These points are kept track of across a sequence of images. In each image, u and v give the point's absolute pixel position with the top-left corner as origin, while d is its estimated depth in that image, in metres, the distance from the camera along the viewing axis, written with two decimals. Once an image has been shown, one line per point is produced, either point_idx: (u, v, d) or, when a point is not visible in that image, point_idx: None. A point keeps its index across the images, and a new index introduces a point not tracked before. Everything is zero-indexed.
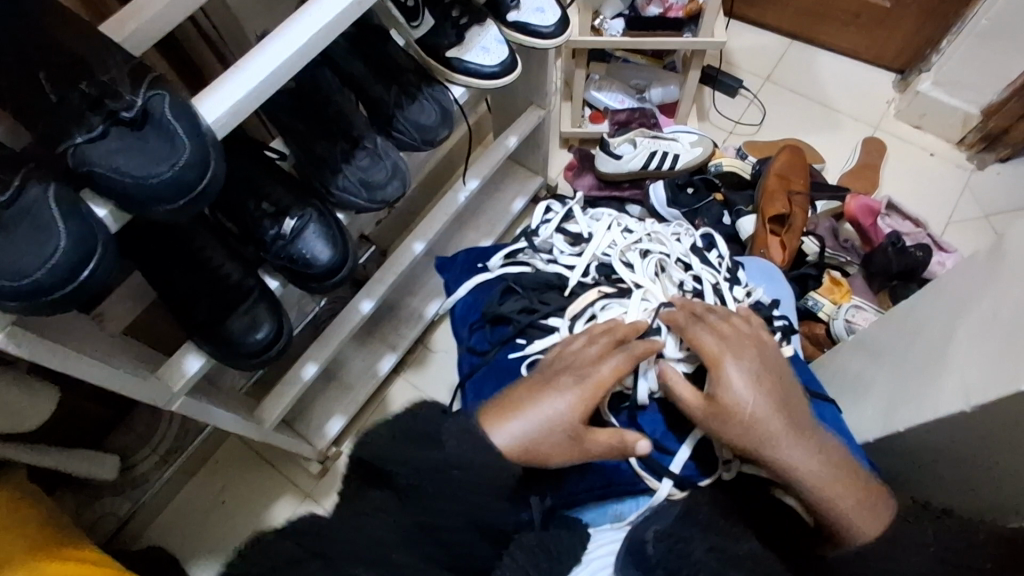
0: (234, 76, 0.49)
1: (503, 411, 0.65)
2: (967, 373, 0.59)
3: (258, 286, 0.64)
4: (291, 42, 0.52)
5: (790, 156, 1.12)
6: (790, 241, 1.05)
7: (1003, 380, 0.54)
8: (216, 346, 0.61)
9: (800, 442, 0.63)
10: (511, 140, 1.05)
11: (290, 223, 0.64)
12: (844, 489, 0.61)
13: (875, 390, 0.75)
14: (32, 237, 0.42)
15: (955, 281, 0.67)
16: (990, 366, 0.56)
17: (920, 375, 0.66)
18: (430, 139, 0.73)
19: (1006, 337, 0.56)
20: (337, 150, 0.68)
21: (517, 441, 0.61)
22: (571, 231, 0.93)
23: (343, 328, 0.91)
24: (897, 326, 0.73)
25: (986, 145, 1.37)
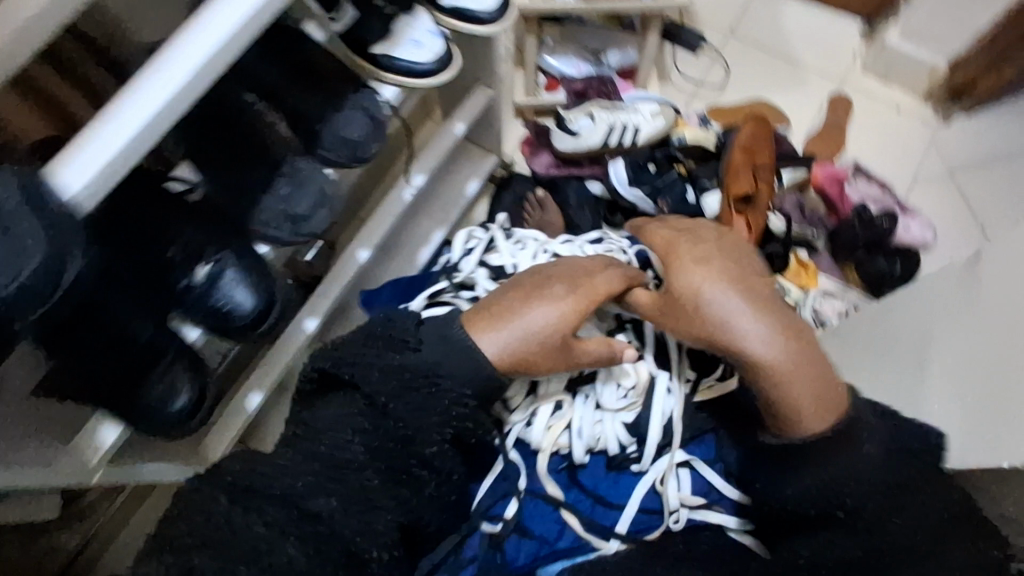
0: (97, 134, 0.42)
1: (487, 319, 0.60)
2: (952, 416, 0.66)
3: (175, 344, 0.57)
4: (166, 85, 0.44)
5: (755, 125, 1.06)
6: (755, 219, 1.01)
7: None
8: (133, 417, 0.56)
9: (759, 321, 0.63)
10: (458, 127, 0.97)
11: (203, 270, 0.56)
12: (804, 376, 0.61)
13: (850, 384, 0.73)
14: None
15: None
16: None
17: None
18: (361, 155, 0.64)
19: None
20: (254, 178, 0.60)
21: (493, 344, 0.60)
22: (495, 264, 0.73)
23: (286, 351, 0.84)
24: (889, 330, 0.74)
25: (951, 98, 1.33)
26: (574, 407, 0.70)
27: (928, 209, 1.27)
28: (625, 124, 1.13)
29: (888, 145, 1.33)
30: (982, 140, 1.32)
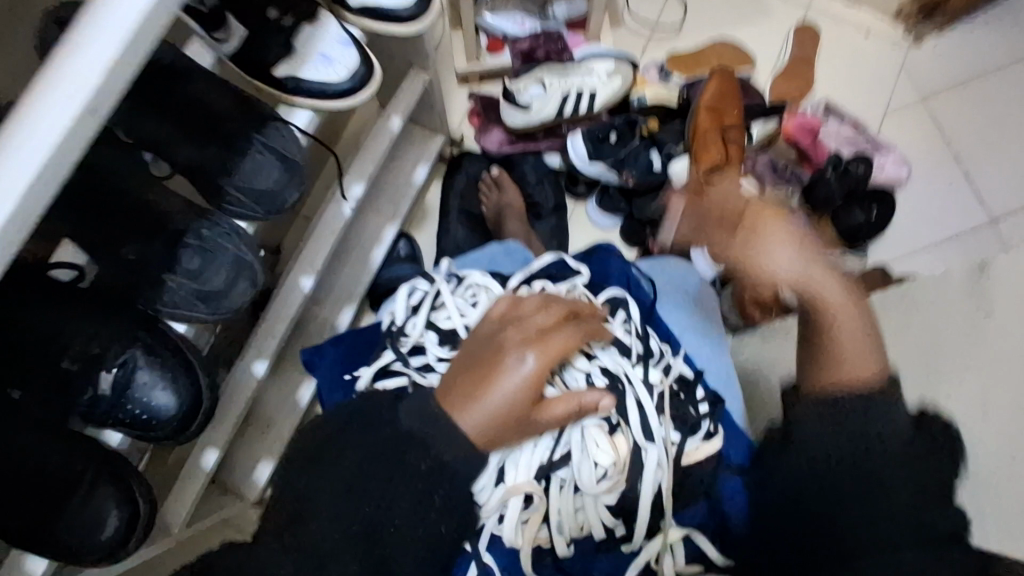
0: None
1: (463, 379, 0.55)
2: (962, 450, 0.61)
3: (95, 463, 0.50)
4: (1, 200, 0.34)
5: (722, 82, 0.98)
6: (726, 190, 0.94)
7: None
8: (58, 551, 0.50)
9: (805, 261, 0.65)
10: (395, 121, 0.86)
11: (106, 379, 0.49)
12: (855, 324, 0.62)
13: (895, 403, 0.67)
14: None
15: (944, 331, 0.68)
16: None
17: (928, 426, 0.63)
18: (278, 205, 0.55)
19: None
20: (153, 255, 0.51)
21: (474, 421, 0.53)
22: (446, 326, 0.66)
23: (236, 401, 0.77)
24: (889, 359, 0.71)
25: (923, 18, 1.23)
26: (551, 496, 0.61)
27: (903, 143, 1.21)
28: (579, 90, 1.02)
29: (859, 75, 1.24)
30: (956, 61, 1.24)
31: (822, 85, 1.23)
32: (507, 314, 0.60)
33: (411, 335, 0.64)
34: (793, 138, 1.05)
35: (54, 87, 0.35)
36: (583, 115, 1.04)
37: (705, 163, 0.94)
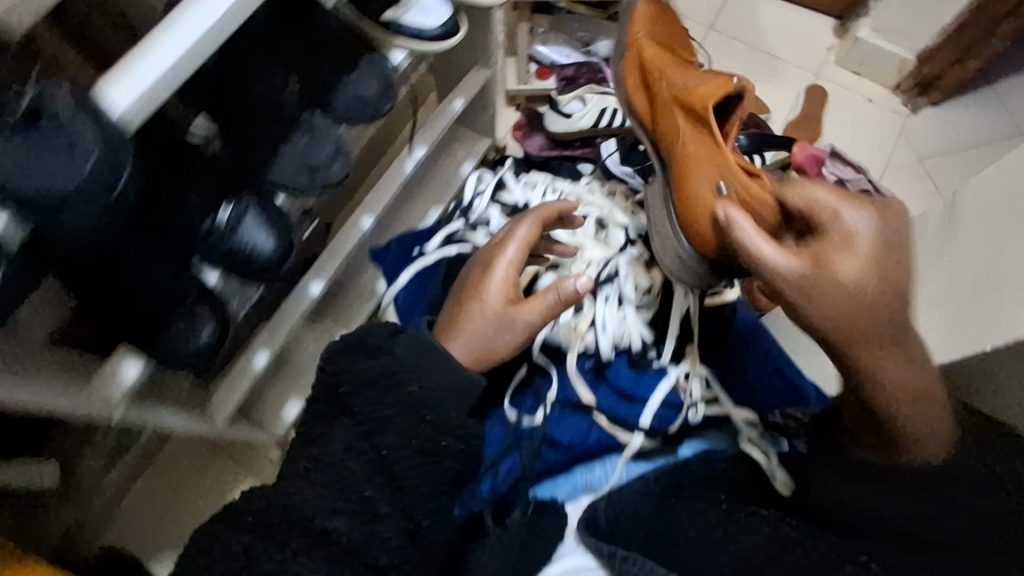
0: (120, 78, 0.41)
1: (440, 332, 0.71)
2: (941, 321, 0.64)
3: (198, 286, 0.61)
4: (169, 50, 0.42)
5: (639, 84, 0.90)
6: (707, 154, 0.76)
7: (976, 344, 0.59)
8: (158, 353, 0.59)
9: (866, 207, 0.61)
10: (457, 104, 1.00)
11: (226, 212, 0.59)
12: (893, 373, 0.58)
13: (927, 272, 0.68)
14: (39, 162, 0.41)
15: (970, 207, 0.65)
16: (964, 318, 0.61)
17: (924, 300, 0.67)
18: (375, 113, 0.68)
19: (976, 294, 0.60)
20: (270, 132, 0.63)
21: (462, 347, 0.68)
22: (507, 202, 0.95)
23: (293, 311, 0.86)
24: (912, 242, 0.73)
25: (919, 91, 1.40)
26: (602, 309, 0.85)
27: (900, 193, 1.33)
28: (615, 108, 1.17)
29: (861, 134, 1.39)
30: (949, 130, 1.39)
31: (829, 138, 1.38)
32: (494, 247, 0.77)
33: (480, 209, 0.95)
34: (801, 167, 1.16)
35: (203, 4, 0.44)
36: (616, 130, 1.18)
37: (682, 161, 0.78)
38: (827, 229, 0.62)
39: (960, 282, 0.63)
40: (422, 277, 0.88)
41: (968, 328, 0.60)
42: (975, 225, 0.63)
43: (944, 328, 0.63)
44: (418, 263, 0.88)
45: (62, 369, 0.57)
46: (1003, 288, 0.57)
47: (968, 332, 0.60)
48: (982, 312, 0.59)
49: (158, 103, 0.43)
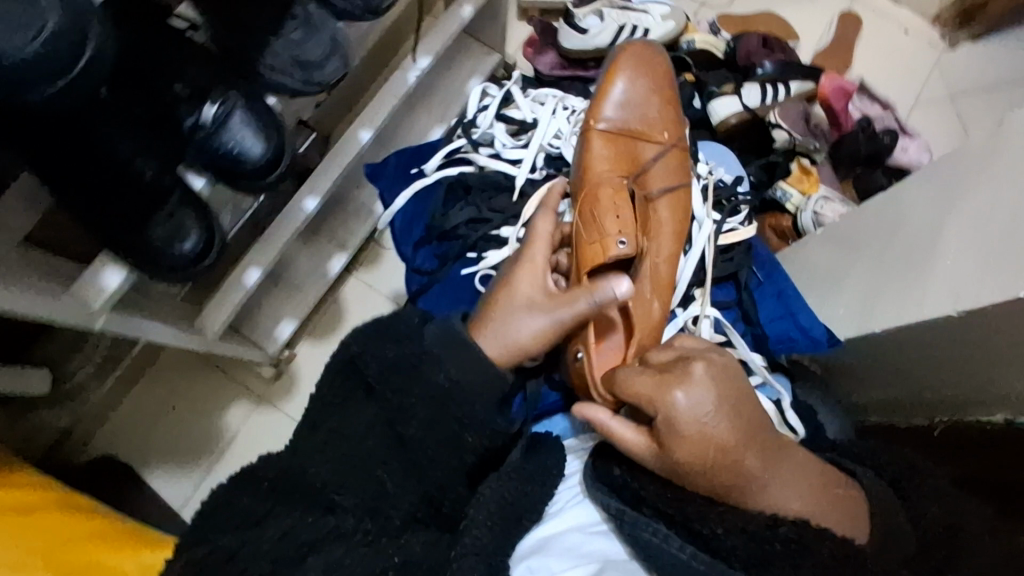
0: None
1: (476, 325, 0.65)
2: (964, 275, 0.55)
3: (182, 187, 0.56)
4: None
5: (644, 103, 0.83)
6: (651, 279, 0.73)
7: (998, 291, 0.51)
8: (138, 258, 0.53)
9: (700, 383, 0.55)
10: (466, 10, 0.92)
11: (211, 110, 0.53)
12: (796, 500, 0.53)
13: (917, 225, 0.61)
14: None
15: (947, 164, 0.61)
16: (983, 272, 0.53)
17: (914, 266, 0.60)
18: (375, 7, 0.60)
19: (999, 248, 0.52)
20: (261, 20, 0.56)
21: (491, 343, 0.63)
22: (513, 118, 0.89)
23: (287, 228, 0.82)
24: (869, 214, 0.69)
25: (960, 23, 1.31)
26: None
27: (927, 132, 1.27)
28: (635, 25, 1.09)
29: (893, 67, 1.31)
30: (986, 68, 1.31)
31: (858, 71, 1.30)
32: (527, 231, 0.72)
33: (483, 125, 0.87)
34: (828, 100, 1.09)
35: None
36: None
37: (580, 214, 0.74)
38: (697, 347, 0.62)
39: (985, 226, 0.54)
40: (420, 199, 0.83)
41: (1003, 273, 0.51)
42: (998, 159, 0.55)
43: (969, 282, 0.54)
44: (417, 183, 0.82)
45: (40, 271, 0.54)
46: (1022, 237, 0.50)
47: (1006, 277, 0.51)
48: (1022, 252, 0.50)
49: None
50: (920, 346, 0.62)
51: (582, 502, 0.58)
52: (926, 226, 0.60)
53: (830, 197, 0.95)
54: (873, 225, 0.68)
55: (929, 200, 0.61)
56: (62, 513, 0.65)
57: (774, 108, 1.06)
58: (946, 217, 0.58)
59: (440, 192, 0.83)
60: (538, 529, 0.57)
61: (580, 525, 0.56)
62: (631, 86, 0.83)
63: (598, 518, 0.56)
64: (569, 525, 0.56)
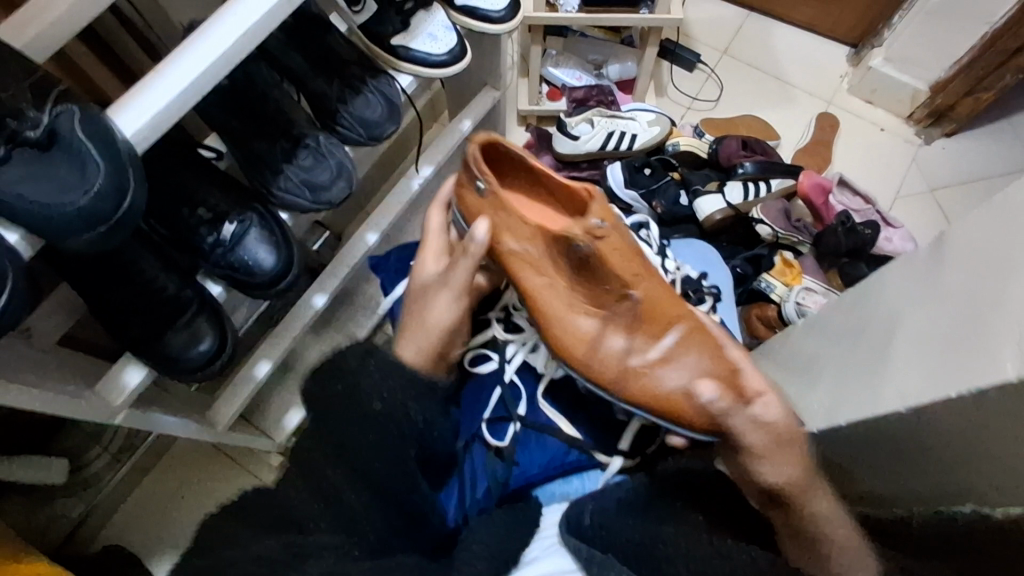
0: (128, 108, 0.43)
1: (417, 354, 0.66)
2: (909, 375, 0.55)
3: (197, 297, 0.62)
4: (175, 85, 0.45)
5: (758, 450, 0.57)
6: (524, 265, 0.66)
7: (936, 390, 0.51)
8: (156, 361, 0.59)
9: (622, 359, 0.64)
10: (465, 124, 1.02)
11: (229, 228, 0.61)
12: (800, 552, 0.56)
13: (882, 321, 0.63)
14: (42, 179, 0.39)
15: (906, 269, 0.63)
16: (928, 370, 0.53)
17: (872, 361, 0.62)
18: (377, 135, 0.70)
19: (943, 344, 0.52)
20: (276, 149, 0.64)
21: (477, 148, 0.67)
22: None
23: (295, 324, 0.88)
24: (848, 313, 0.72)
25: (932, 121, 1.39)
26: None
27: (908, 223, 1.32)
28: (622, 131, 1.18)
29: (873, 162, 1.39)
30: (962, 161, 1.38)
31: (839, 166, 1.38)
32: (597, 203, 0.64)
33: None
34: (807, 196, 1.16)
35: (189, 47, 0.46)
36: (623, 153, 1.19)
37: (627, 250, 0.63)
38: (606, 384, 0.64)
39: (931, 326, 0.55)
40: None
41: (939, 373, 0.51)
42: (950, 268, 0.56)
43: (913, 383, 0.54)
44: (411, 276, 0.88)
45: (69, 372, 0.60)
46: (957, 332, 0.51)
47: (943, 373, 0.51)
48: (955, 354, 0.50)
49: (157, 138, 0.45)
50: (890, 439, 0.59)
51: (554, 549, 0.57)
52: (888, 323, 0.62)
53: (812, 288, 1.01)
54: (850, 323, 0.71)
55: (895, 301, 0.63)
56: None
57: (756, 206, 1.13)
58: (904, 319, 0.59)
59: None
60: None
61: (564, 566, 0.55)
62: (759, 415, 0.58)
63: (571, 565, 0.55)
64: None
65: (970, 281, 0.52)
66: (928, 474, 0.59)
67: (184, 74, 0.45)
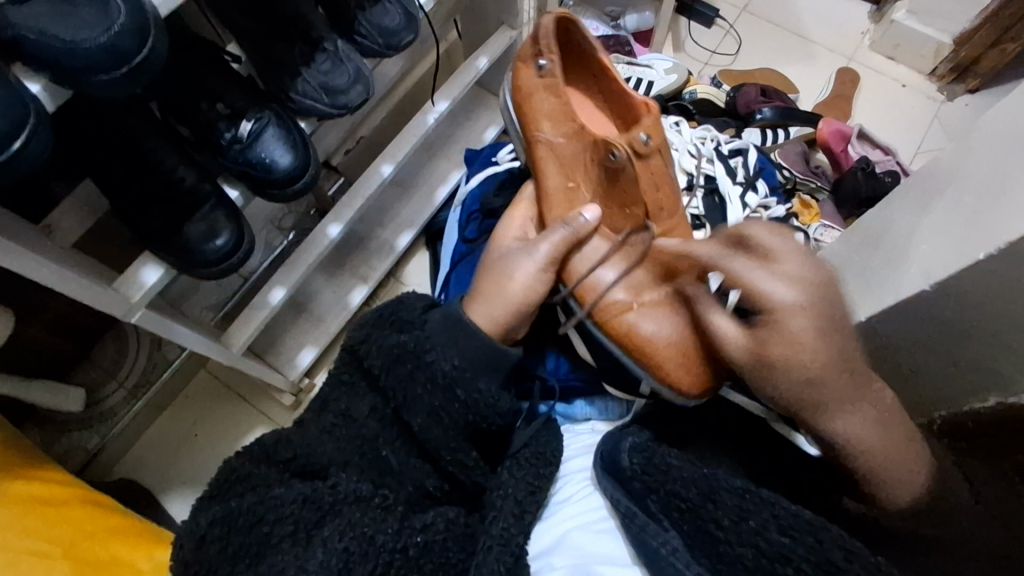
0: None
1: (469, 302, 0.69)
2: (937, 256, 0.57)
3: (216, 194, 0.62)
4: None
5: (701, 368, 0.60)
6: (554, 154, 0.76)
7: (962, 258, 0.53)
8: (174, 255, 0.59)
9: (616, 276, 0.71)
10: (482, 61, 1.01)
11: (246, 125, 0.60)
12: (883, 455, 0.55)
13: (895, 222, 0.64)
14: (63, 21, 0.39)
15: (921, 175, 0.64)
16: (950, 243, 0.55)
17: (891, 257, 0.63)
18: (395, 45, 0.69)
19: (967, 217, 0.54)
20: (295, 53, 0.64)
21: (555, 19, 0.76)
22: None
23: (310, 251, 0.88)
24: (860, 231, 0.72)
25: (956, 77, 1.37)
26: None
27: None
28: (640, 77, 1.17)
29: (894, 118, 1.36)
30: None
31: (859, 122, 1.36)
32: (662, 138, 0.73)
33: None
34: (827, 143, 1.14)
35: None
36: (640, 100, 1.18)
37: (660, 177, 0.72)
38: (587, 289, 0.71)
39: (948, 209, 0.56)
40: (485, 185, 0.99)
41: (963, 241, 0.53)
42: (958, 159, 0.58)
43: (940, 259, 0.55)
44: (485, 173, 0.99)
45: (88, 269, 0.60)
46: (983, 205, 0.52)
47: (967, 241, 0.53)
48: (982, 223, 0.52)
49: (178, 3, 0.45)
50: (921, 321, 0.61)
51: (591, 492, 0.68)
52: (904, 220, 0.63)
53: (832, 226, 1.00)
54: (861, 238, 0.72)
55: (908, 200, 0.63)
56: (86, 507, 0.68)
57: (776, 150, 1.13)
58: (920, 211, 0.60)
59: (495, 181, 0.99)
60: (550, 521, 0.67)
61: (587, 521, 0.65)
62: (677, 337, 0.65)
63: (605, 512, 0.65)
64: (579, 517, 0.66)
65: (989, 159, 0.53)
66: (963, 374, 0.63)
67: None
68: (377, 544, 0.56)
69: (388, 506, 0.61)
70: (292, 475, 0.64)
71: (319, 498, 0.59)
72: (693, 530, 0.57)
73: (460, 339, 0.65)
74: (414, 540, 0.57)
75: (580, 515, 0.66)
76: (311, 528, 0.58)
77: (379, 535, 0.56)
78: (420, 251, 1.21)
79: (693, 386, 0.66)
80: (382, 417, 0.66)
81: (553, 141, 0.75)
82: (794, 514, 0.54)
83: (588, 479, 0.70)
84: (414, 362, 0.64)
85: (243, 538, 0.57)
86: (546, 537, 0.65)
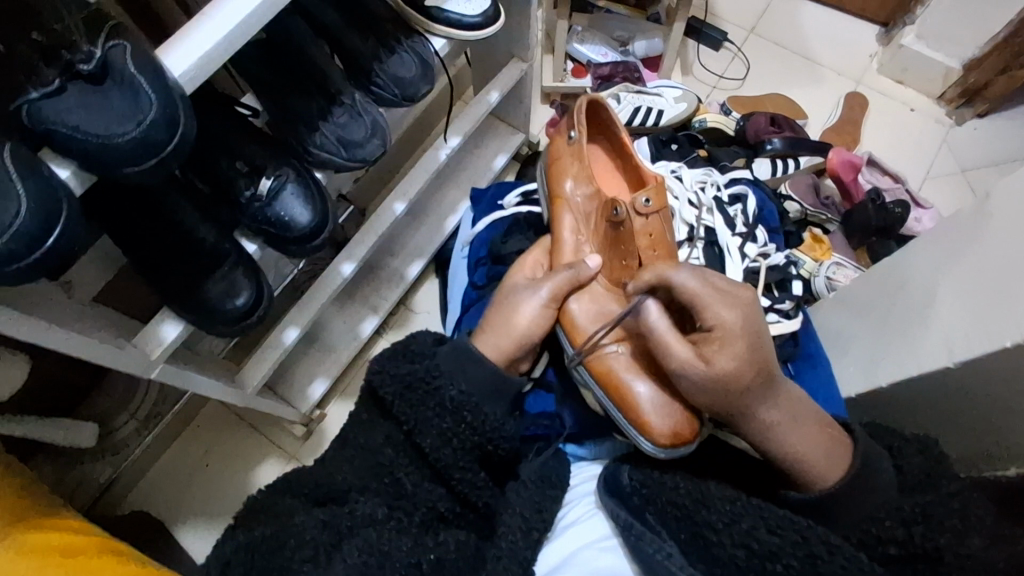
0: (176, 48, 0.43)
1: (477, 332, 0.72)
2: (959, 329, 0.58)
3: (235, 251, 0.62)
4: (223, 24, 0.45)
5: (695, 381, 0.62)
6: (567, 207, 0.81)
7: (989, 342, 0.54)
8: (194, 314, 0.59)
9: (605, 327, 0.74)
10: (492, 95, 1.01)
11: (266, 182, 0.61)
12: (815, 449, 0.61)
13: (914, 283, 0.65)
14: (93, 110, 0.40)
15: (939, 233, 0.64)
16: (976, 323, 0.56)
17: (911, 320, 0.64)
18: (411, 95, 0.70)
19: (993, 298, 0.55)
20: (312, 106, 0.64)
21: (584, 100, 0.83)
22: None
23: (323, 291, 0.88)
24: (875, 278, 0.72)
25: (964, 101, 1.37)
26: None
27: (939, 203, 1.30)
28: (649, 106, 1.17)
29: (902, 143, 1.36)
30: (995, 142, 1.35)
31: (867, 146, 1.36)
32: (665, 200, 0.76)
33: None
34: (836, 173, 1.14)
35: None
36: (649, 128, 1.18)
37: (658, 237, 0.75)
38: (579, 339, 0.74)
39: (973, 284, 0.57)
40: (494, 228, 1.01)
41: (989, 324, 0.55)
42: (982, 230, 0.59)
43: (962, 337, 0.57)
44: (495, 215, 1.01)
45: (108, 324, 0.60)
46: (1010, 289, 0.53)
47: (994, 325, 0.54)
48: (1008, 305, 0.53)
49: (203, 79, 0.45)
50: (941, 383, 0.62)
51: (594, 513, 0.66)
52: (925, 284, 0.63)
53: (843, 262, 1.00)
54: (876, 288, 0.72)
55: (927, 262, 0.64)
56: (104, 556, 0.69)
57: (784, 181, 1.13)
58: (943, 280, 0.61)
59: (509, 222, 1.00)
60: (554, 542, 0.64)
61: (593, 541, 0.62)
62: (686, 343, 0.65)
63: (609, 532, 0.63)
64: (583, 538, 0.63)
65: (1015, 240, 0.54)
66: (980, 428, 0.64)
67: (231, 13, 0.44)
68: (393, 561, 0.55)
69: (401, 529, 0.61)
70: (314, 504, 0.63)
71: (337, 522, 0.59)
72: (690, 537, 0.59)
73: (469, 370, 0.65)
74: (427, 556, 0.56)
75: (587, 537, 0.63)
76: (331, 550, 0.57)
77: (396, 555, 0.55)
78: (429, 278, 1.21)
79: (663, 437, 0.67)
80: (395, 443, 0.65)
81: (568, 195, 0.81)
82: (794, 524, 0.55)
83: (593, 501, 0.68)
84: (427, 403, 0.64)
85: (265, 564, 0.55)
86: (552, 556, 0.62)
